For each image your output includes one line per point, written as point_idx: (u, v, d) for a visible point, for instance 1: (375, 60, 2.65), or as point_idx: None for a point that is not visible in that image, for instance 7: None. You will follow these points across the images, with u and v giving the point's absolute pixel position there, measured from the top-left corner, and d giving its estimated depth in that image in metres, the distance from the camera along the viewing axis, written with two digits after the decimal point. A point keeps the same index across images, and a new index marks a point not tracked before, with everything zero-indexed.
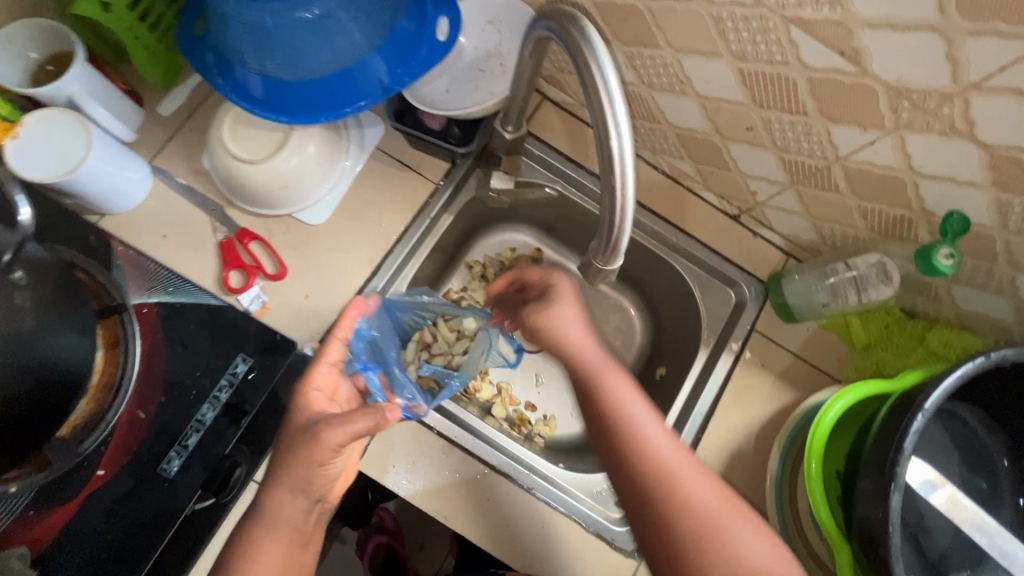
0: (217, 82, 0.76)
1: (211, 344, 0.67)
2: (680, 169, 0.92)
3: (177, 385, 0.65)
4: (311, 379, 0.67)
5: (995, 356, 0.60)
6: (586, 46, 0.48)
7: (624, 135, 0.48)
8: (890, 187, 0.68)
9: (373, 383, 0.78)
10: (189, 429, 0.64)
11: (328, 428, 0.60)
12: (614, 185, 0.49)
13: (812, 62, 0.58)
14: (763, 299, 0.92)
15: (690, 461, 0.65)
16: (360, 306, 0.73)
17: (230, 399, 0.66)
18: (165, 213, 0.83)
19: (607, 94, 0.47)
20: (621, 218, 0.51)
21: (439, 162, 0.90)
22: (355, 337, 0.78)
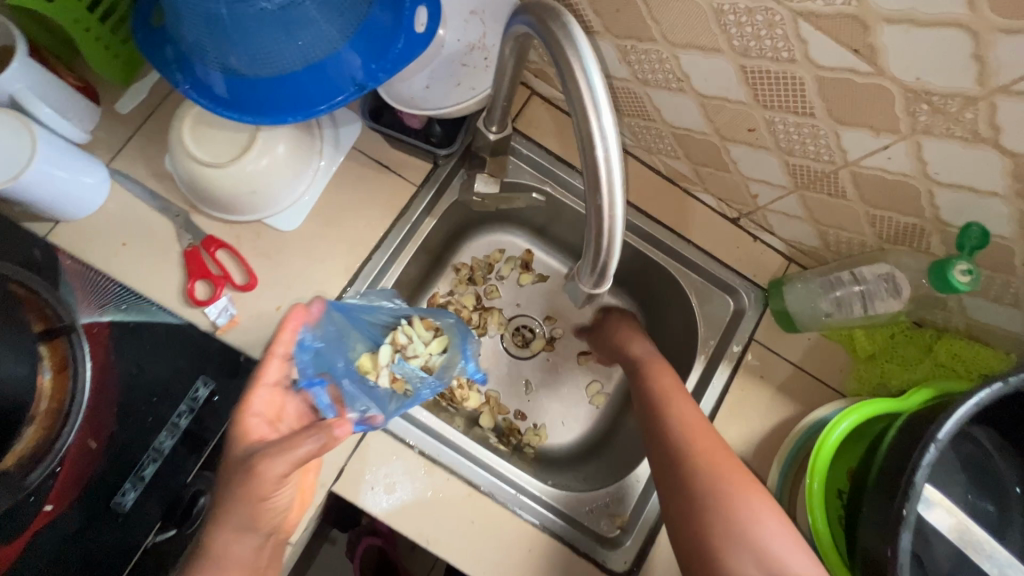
0: (177, 79, 0.70)
1: (169, 370, 0.66)
2: (677, 170, 0.86)
3: (132, 412, 0.64)
4: (249, 404, 0.66)
5: (1014, 381, 0.56)
6: (570, 49, 0.42)
7: (613, 150, 0.43)
8: (902, 194, 0.63)
9: (321, 399, 0.73)
10: (146, 459, 0.63)
11: (266, 460, 0.57)
12: (601, 207, 0.44)
13: (822, 60, 0.53)
14: (763, 306, 0.88)
15: (726, 456, 0.69)
16: (301, 314, 0.70)
17: (190, 425, 0.65)
18: (125, 219, 0.77)
19: (593, 102, 0.42)
20: (609, 242, 0.46)
21: (420, 163, 0.85)
22: (297, 352, 0.71)
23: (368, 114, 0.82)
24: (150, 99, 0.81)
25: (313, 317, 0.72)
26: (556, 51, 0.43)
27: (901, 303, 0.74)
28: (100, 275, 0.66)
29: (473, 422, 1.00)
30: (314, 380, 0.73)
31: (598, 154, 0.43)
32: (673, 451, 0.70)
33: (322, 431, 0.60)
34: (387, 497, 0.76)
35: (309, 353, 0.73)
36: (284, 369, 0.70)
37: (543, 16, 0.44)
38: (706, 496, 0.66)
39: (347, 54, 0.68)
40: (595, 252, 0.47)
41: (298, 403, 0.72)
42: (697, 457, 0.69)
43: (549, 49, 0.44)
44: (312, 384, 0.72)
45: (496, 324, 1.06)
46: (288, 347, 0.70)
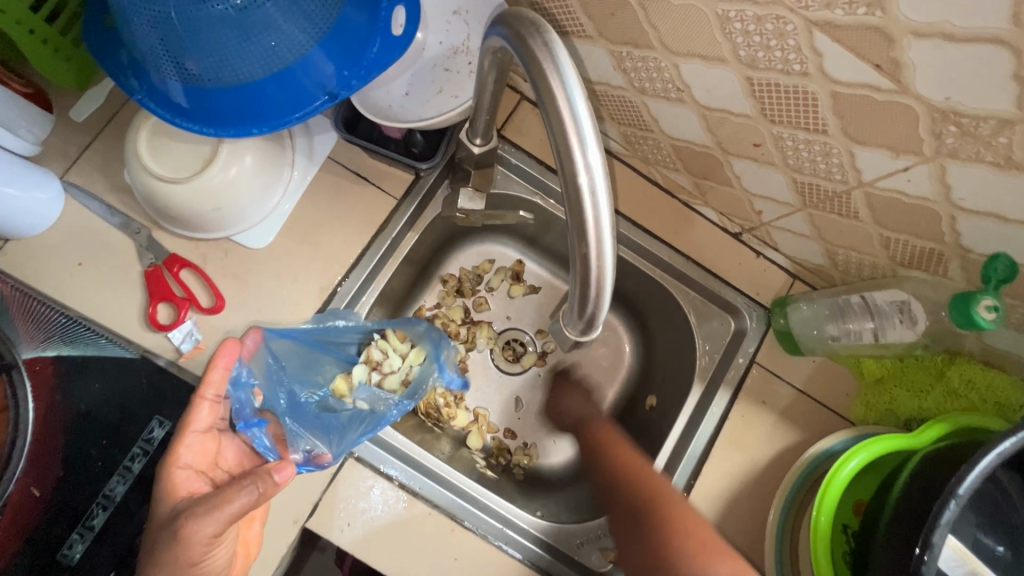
0: (132, 86, 0.64)
1: (121, 415, 0.68)
2: (676, 181, 0.81)
3: (78, 460, 0.67)
4: (177, 456, 0.65)
5: None
6: (554, 76, 0.38)
7: (602, 190, 0.38)
8: (920, 219, 0.58)
9: (260, 441, 0.71)
10: (96, 508, 0.67)
11: (193, 522, 0.57)
12: (588, 256, 0.39)
13: (838, 75, 0.47)
14: (765, 326, 0.83)
15: (666, 493, 0.66)
16: (234, 348, 0.67)
17: (142, 469, 0.68)
18: (80, 237, 0.71)
19: (578, 133, 0.37)
20: (598, 291, 0.41)
21: (400, 174, 0.79)
22: (233, 391, 0.70)
23: (341, 124, 0.76)
24: (109, 105, 0.75)
25: (249, 350, 0.70)
26: (538, 79, 0.38)
27: (915, 335, 0.70)
28: (48, 305, 0.69)
29: (460, 443, 0.94)
30: (252, 421, 0.71)
31: (585, 195, 0.38)
32: (612, 492, 0.70)
33: (260, 481, 0.58)
34: (364, 533, 0.72)
35: (245, 391, 0.71)
36: (216, 412, 0.68)
37: (526, 36, 0.39)
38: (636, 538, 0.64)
39: (317, 58, 0.62)
40: (582, 303, 0.41)
41: (235, 446, 0.72)
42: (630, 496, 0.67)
43: (529, 75, 0.39)
44: (250, 426, 0.70)
45: (485, 337, 1.00)
46: (219, 389, 0.67)
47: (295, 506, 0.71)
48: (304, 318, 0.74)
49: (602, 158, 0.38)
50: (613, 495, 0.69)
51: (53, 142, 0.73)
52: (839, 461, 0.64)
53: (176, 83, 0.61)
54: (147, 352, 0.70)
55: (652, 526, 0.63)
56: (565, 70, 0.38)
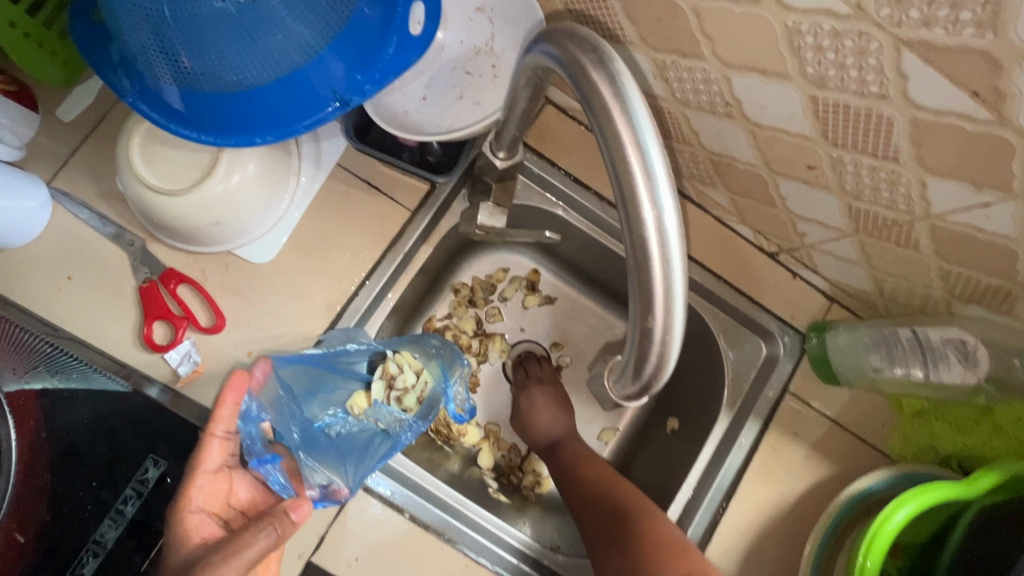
0: (123, 86, 0.58)
1: (114, 452, 0.65)
2: (710, 197, 0.76)
3: (69, 501, 0.64)
4: (189, 499, 0.62)
5: None
6: (622, 119, 0.35)
7: (671, 239, 0.36)
8: (991, 255, 0.52)
9: (275, 478, 0.68)
10: (86, 554, 0.63)
11: (210, 572, 0.54)
12: (651, 329, 0.37)
13: (923, 101, 0.42)
14: (799, 353, 0.77)
15: (636, 501, 0.67)
16: (244, 380, 0.63)
17: (136, 513, 0.64)
18: (67, 249, 0.66)
19: (646, 171, 0.35)
20: (660, 360, 0.38)
21: (414, 184, 0.73)
22: (243, 425, 0.67)
23: (352, 131, 0.71)
24: (99, 102, 0.69)
25: (258, 382, 0.66)
26: (602, 118, 0.36)
27: (977, 378, 0.64)
28: (30, 333, 0.65)
29: (471, 461, 0.89)
30: (264, 458, 0.68)
31: (653, 244, 0.36)
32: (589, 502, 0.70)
33: (277, 520, 0.57)
34: (375, 568, 0.68)
35: (255, 425, 0.68)
36: (227, 449, 0.65)
37: (592, 69, 0.37)
38: (620, 555, 0.63)
39: (329, 61, 0.56)
40: (638, 371, 0.39)
41: (249, 482, 0.69)
42: (613, 511, 0.67)
43: (593, 116, 0.37)
44: (263, 463, 0.67)
45: (498, 351, 0.92)
46: (229, 425, 0.64)
47: (301, 540, 0.67)
48: (314, 341, 0.69)
49: (674, 199, 0.36)
50: (592, 506, 0.69)
51: (40, 143, 0.67)
52: (885, 513, 0.59)
53: (171, 87, 0.55)
54: (143, 376, 0.65)
55: (635, 542, 0.63)
56: (634, 110, 0.36)
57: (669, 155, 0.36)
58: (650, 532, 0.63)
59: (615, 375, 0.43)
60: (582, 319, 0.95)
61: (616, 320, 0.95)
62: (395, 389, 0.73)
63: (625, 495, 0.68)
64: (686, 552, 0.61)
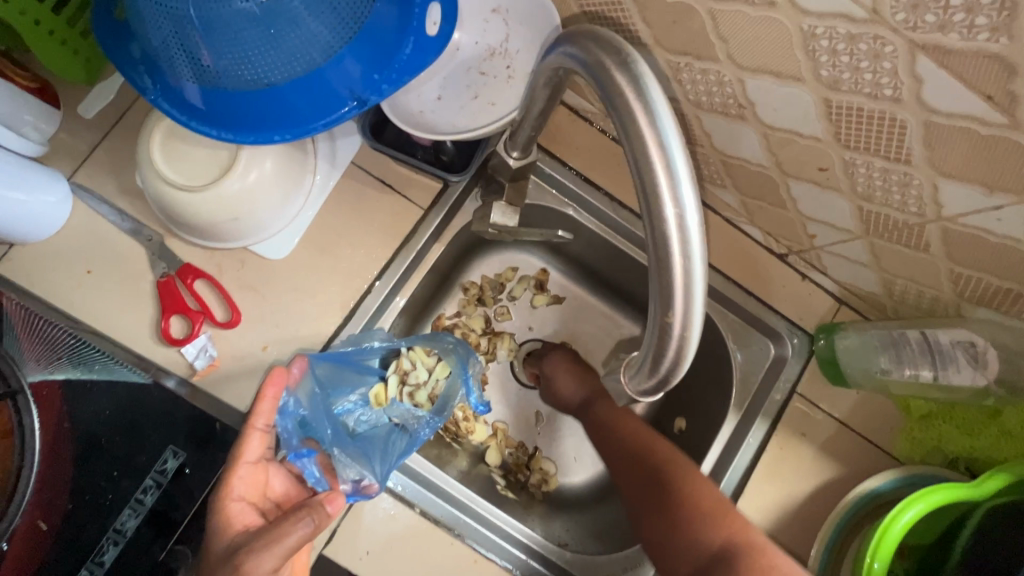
0: (145, 84, 0.59)
1: (132, 443, 0.66)
2: (720, 199, 0.76)
3: (89, 490, 0.65)
4: (231, 488, 0.63)
5: None
6: (646, 119, 0.36)
7: (692, 238, 0.36)
8: (1001, 258, 0.53)
9: (310, 472, 0.69)
10: (107, 542, 0.64)
11: (253, 557, 0.55)
12: (670, 326, 0.38)
13: (936, 104, 0.42)
14: (808, 354, 0.77)
15: (678, 463, 0.66)
16: (283, 376, 0.64)
17: (155, 503, 0.65)
18: (87, 244, 0.67)
19: (666, 170, 0.36)
20: (677, 356, 0.39)
21: (427, 183, 0.74)
22: (280, 420, 0.69)
23: (368, 130, 0.72)
24: (119, 100, 0.70)
25: (294, 378, 0.67)
26: (626, 118, 0.37)
27: (986, 380, 0.64)
28: (51, 325, 0.66)
29: (479, 458, 0.89)
30: (301, 452, 0.70)
31: (674, 243, 0.36)
32: (628, 462, 0.69)
33: (315, 512, 0.58)
34: (385, 561, 0.69)
35: (291, 419, 0.70)
36: (266, 442, 0.65)
37: (616, 71, 0.37)
38: (657, 513, 0.64)
39: (347, 61, 0.56)
40: (655, 366, 0.40)
41: (283, 475, 0.70)
42: (650, 466, 0.67)
43: (615, 117, 0.37)
44: (300, 457, 0.69)
45: (506, 349, 0.93)
46: (269, 418, 0.64)
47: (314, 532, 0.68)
48: (326, 340, 0.70)
49: (696, 200, 0.36)
50: (629, 467, 0.69)
51: (62, 140, 0.69)
52: (893, 512, 0.59)
53: (191, 84, 0.56)
54: (161, 370, 0.66)
55: (671, 497, 0.63)
56: (658, 111, 0.36)
57: (691, 156, 0.37)
58: (688, 490, 0.63)
59: (630, 370, 0.44)
60: (590, 319, 0.96)
61: (624, 321, 0.96)
62: (408, 384, 0.76)
63: (662, 449, 0.68)
64: (731, 517, 0.61)
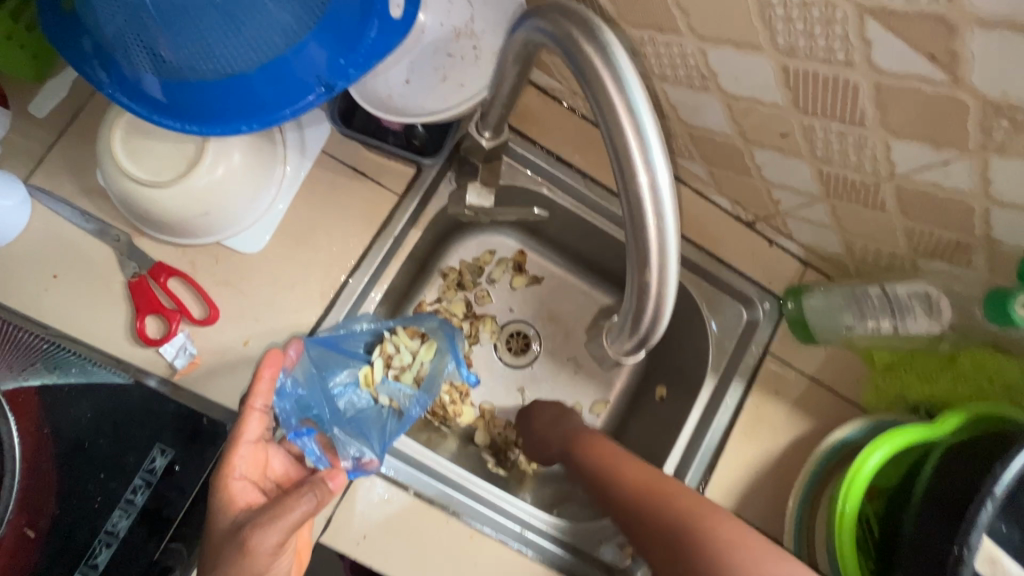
0: (100, 78, 0.56)
1: (115, 443, 0.61)
2: (690, 170, 0.78)
3: (75, 494, 0.59)
4: (233, 467, 0.61)
5: None
6: (616, 90, 0.37)
7: (665, 201, 0.38)
8: (952, 211, 0.56)
9: (311, 450, 0.69)
10: (98, 544, 0.58)
11: (257, 533, 0.55)
12: (648, 285, 0.40)
13: (886, 66, 0.44)
14: (778, 316, 0.81)
15: (697, 511, 0.58)
16: (279, 357, 0.64)
17: (147, 502, 0.60)
18: (52, 247, 0.65)
19: (639, 136, 0.37)
20: (656, 312, 0.42)
21: (401, 169, 0.74)
22: (278, 400, 0.70)
23: (338, 115, 0.72)
24: (73, 97, 0.68)
25: (291, 360, 0.67)
26: (597, 91, 0.38)
27: (941, 326, 0.68)
28: (23, 330, 0.62)
29: (468, 440, 0.91)
30: (301, 431, 0.70)
31: (649, 212, 0.38)
32: (636, 510, 0.63)
33: (317, 487, 0.58)
34: (382, 544, 0.69)
35: (289, 400, 0.71)
36: (265, 422, 0.64)
37: (587, 44, 0.38)
38: None
39: (311, 48, 0.55)
40: (636, 323, 0.43)
41: (282, 456, 0.69)
42: (656, 504, 0.62)
43: (587, 86, 0.38)
44: (300, 435, 0.70)
45: (489, 331, 0.95)
46: (268, 398, 0.63)
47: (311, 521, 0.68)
48: (309, 327, 0.70)
49: (667, 166, 0.38)
50: (642, 512, 0.62)
51: (15, 142, 0.66)
52: (862, 457, 0.63)
53: (152, 76, 0.55)
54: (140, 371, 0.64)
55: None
56: (626, 79, 0.38)
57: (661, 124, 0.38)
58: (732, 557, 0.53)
59: (612, 334, 0.46)
60: (570, 297, 0.98)
61: (603, 296, 0.98)
62: (392, 366, 0.79)
63: (660, 483, 0.64)
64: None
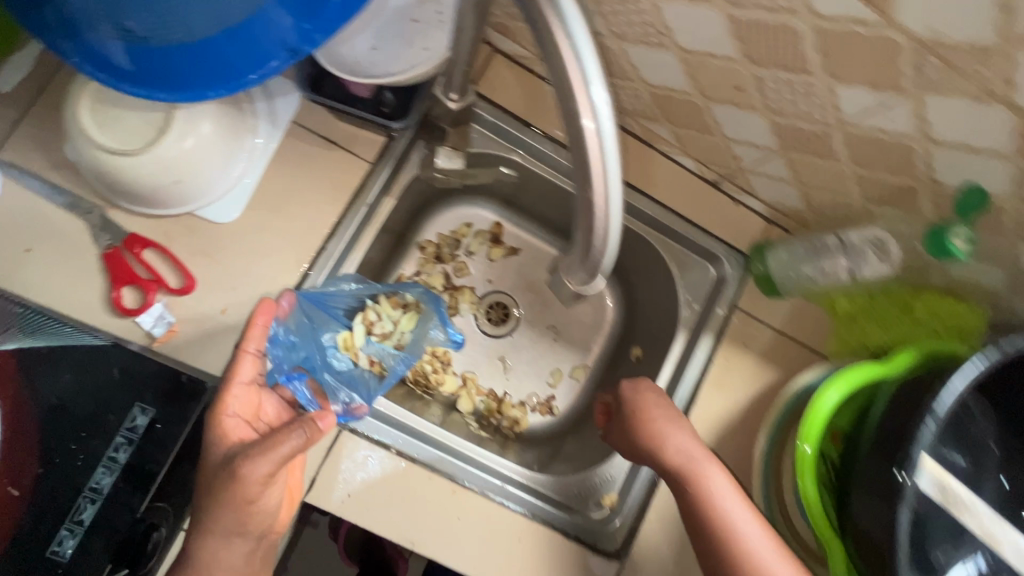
0: (62, 47, 0.55)
1: (96, 402, 0.61)
2: (655, 132, 0.81)
3: (58, 452, 0.60)
4: (226, 405, 0.64)
5: (994, 353, 0.56)
6: (565, 39, 0.38)
7: (609, 148, 0.41)
8: (897, 155, 0.59)
9: (302, 393, 0.73)
10: (84, 501, 0.59)
11: (248, 463, 0.58)
12: (593, 204, 0.43)
13: (824, 10, 0.47)
14: (744, 272, 0.84)
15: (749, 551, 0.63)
16: (272, 307, 0.67)
17: (129, 459, 0.61)
18: (23, 221, 0.65)
19: (579, 72, 0.39)
20: (603, 240, 0.46)
21: (372, 137, 0.75)
22: (271, 348, 0.70)
23: (305, 83, 0.73)
24: (35, 72, 0.68)
25: (283, 311, 0.69)
26: (545, 37, 0.38)
27: (891, 267, 0.73)
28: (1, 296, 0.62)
29: (450, 407, 0.93)
30: (292, 375, 0.73)
31: (591, 151, 0.41)
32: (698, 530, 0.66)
33: (306, 424, 0.60)
34: (366, 503, 0.70)
35: (281, 347, 0.72)
36: (258, 366, 0.67)
37: None
38: None
39: (274, 14, 0.54)
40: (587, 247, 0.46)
41: (274, 400, 0.71)
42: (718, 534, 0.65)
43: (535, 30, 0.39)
44: (291, 379, 0.73)
45: (468, 302, 0.97)
46: (261, 343, 0.67)
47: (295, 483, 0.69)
48: (298, 278, 0.71)
49: (608, 103, 0.40)
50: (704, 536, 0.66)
51: None
52: (820, 393, 0.66)
53: (117, 43, 0.54)
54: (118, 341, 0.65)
55: None
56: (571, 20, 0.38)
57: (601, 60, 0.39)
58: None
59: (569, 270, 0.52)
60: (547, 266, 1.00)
61: None
62: (374, 333, 0.81)
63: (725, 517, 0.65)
64: None
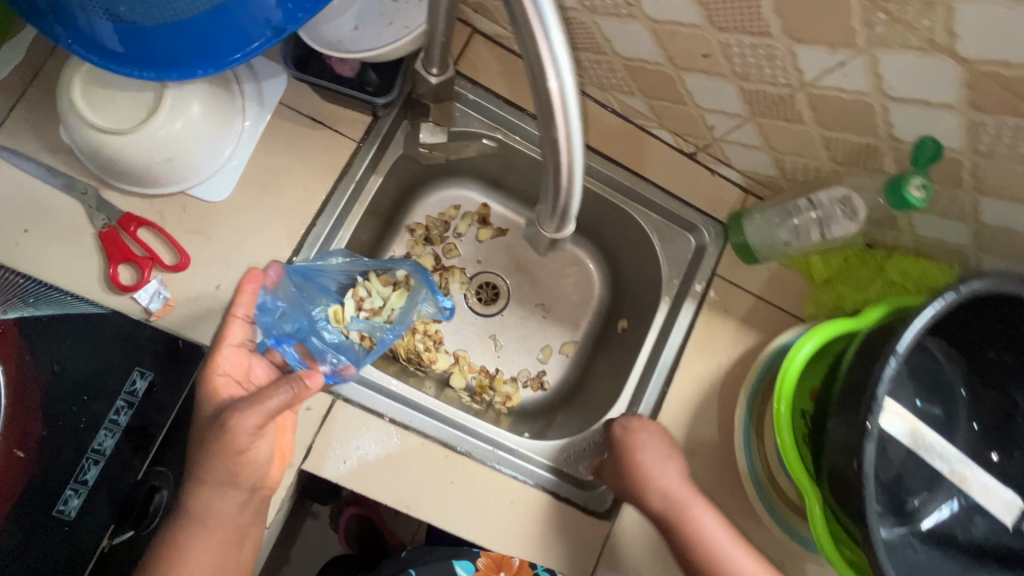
0: (57, 32, 0.57)
1: (94, 369, 0.64)
2: (632, 106, 0.83)
3: (61, 417, 0.62)
4: (217, 363, 0.66)
5: (964, 290, 0.55)
6: (532, 6, 0.39)
7: (573, 104, 0.44)
8: (857, 114, 0.62)
9: (292, 355, 0.76)
10: (87, 463, 0.62)
11: (237, 415, 0.59)
12: (560, 161, 0.48)
13: None
14: (723, 241, 0.87)
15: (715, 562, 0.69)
16: (259, 276, 0.69)
17: (131, 421, 0.64)
18: (20, 201, 0.68)
19: (539, 20, 0.39)
20: (568, 192, 0.51)
21: (357, 117, 0.78)
22: (259, 316, 0.72)
23: (291, 62, 0.75)
24: (29, 60, 0.70)
25: (272, 280, 0.71)
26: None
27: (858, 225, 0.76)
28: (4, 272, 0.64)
29: (444, 384, 0.94)
30: (282, 339, 0.76)
31: (556, 106, 0.44)
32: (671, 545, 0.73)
33: (293, 382, 0.61)
34: (361, 469, 0.73)
35: (270, 316, 0.74)
36: (248, 330, 0.69)
37: None
38: None
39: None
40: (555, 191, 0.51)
41: (264, 364, 0.73)
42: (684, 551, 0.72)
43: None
44: (281, 342, 0.75)
45: (458, 283, 0.99)
46: (250, 309, 0.69)
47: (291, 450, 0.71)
48: (291, 252, 0.74)
49: (569, 60, 0.42)
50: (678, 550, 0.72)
51: None
52: (795, 348, 0.69)
53: (104, 24, 0.54)
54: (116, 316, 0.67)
55: None
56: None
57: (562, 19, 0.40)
58: None
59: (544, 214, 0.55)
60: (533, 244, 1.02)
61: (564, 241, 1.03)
62: (363, 309, 0.83)
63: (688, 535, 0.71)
64: None
